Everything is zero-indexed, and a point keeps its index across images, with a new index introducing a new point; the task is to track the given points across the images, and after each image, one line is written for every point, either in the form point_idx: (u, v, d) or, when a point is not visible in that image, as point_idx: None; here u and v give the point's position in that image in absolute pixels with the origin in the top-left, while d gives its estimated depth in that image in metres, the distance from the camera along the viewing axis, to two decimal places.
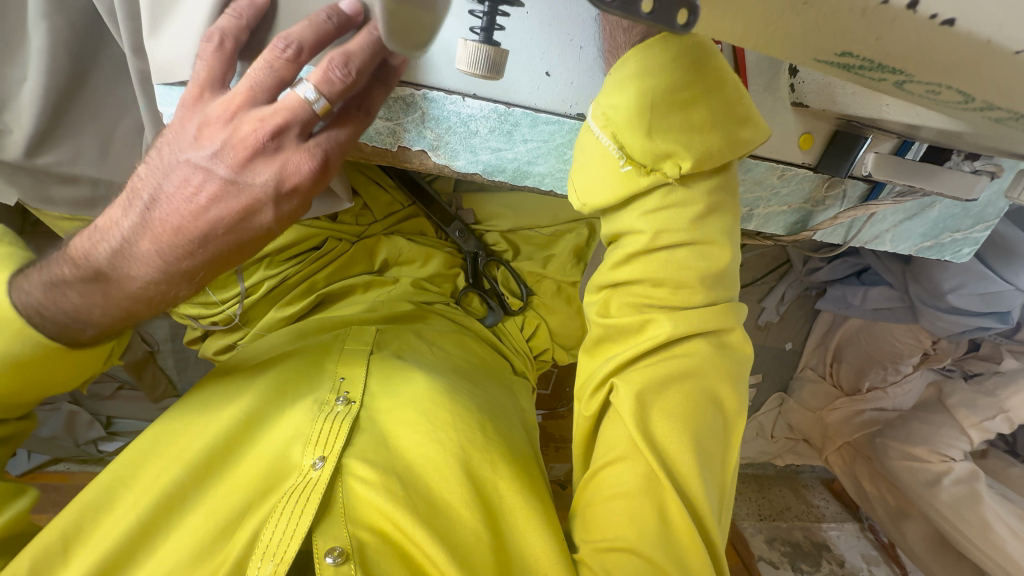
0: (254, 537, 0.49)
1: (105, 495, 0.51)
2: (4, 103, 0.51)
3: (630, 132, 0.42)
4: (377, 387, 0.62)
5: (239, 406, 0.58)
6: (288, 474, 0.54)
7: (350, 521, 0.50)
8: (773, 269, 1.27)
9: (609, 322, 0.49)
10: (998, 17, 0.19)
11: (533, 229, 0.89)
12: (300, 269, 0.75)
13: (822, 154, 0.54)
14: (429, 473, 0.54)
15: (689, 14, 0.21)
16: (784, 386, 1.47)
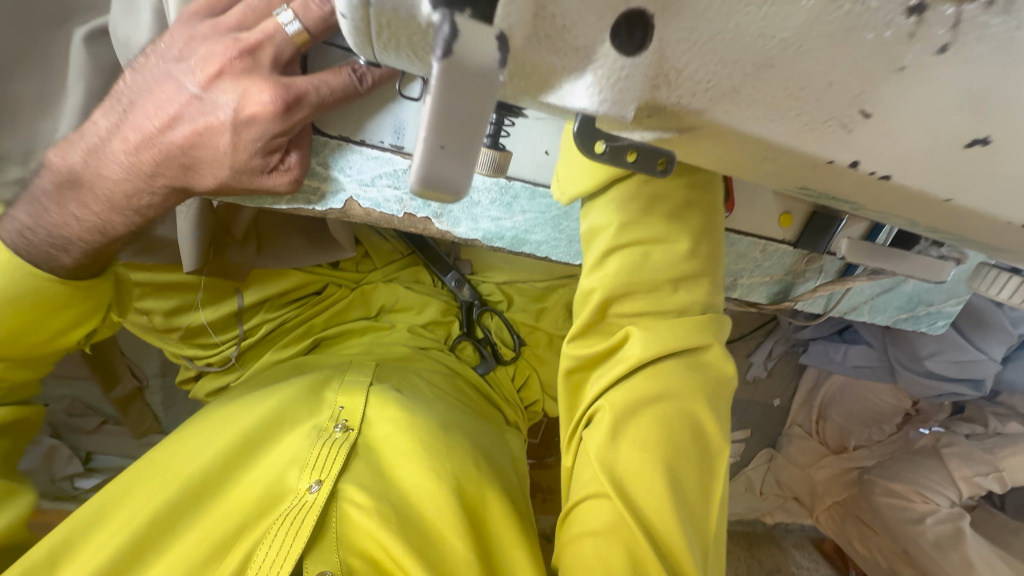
0: (246, 560, 0.49)
1: (94, 513, 0.52)
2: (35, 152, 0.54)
3: None
4: (378, 412, 0.63)
5: (238, 426, 0.59)
6: (283, 498, 0.54)
7: (343, 548, 0.50)
8: (758, 326, 1.31)
9: (581, 349, 0.50)
10: (929, 175, 0.25)
11: (527, 282, 0.91)
12: (299, 313, 0.78)
13: (800, 233, 0.58)
14: (423, 503, 0.54)
15: (665, 163, 0.32)
16: (772, 441, 1.46)
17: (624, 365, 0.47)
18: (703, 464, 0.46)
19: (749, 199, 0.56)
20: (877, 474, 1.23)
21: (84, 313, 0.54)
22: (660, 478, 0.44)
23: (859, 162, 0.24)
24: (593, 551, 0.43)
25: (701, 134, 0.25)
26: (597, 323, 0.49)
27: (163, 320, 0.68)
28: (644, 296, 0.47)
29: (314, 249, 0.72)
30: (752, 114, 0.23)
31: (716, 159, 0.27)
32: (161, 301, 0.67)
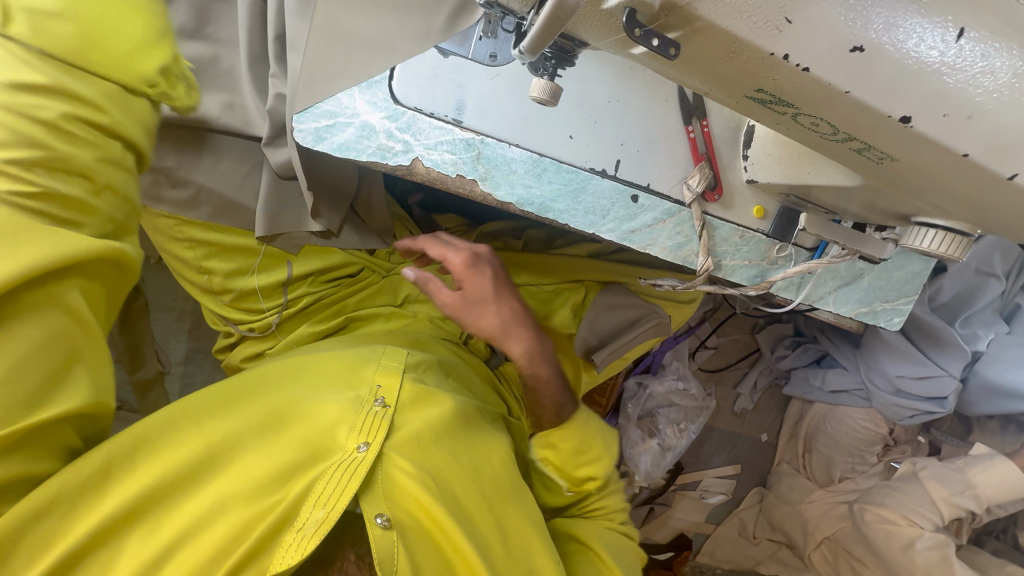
0: (306, 491, 0.56)
1: (168, 423, 0.56)
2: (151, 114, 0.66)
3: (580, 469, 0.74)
4: (412, 399, 0.67)
5: (292, 388, 0.64)
6: (332, 452, 0.60)
7: (389, 500, 0.58)
8: (745, 356, 1.40)
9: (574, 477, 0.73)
10: (836, 73, 0.32)
11: (537, 285, 1.00)
12: (334, 292, 0.86)
13: (773, 223, 0.72)
14: (454, 483, 0.63)
15: (676, 50, 0.33)
16: (762, 480, 1.51)
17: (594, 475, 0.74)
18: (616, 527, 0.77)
19: (728, 189, 0.70)
20: (866, 501, 1.25)
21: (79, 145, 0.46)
22: (616, 573, 0.68)
23: (810, 68, 0.32)
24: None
25: (696, 30, 0.31)
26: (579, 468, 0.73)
27: (221, 280, 0.77)
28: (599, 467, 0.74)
29: (353, 232, 0.82)
30: (724, 12, 0.30)
31: (698, 60, 0.35)
32: (223, 263, 0.77)
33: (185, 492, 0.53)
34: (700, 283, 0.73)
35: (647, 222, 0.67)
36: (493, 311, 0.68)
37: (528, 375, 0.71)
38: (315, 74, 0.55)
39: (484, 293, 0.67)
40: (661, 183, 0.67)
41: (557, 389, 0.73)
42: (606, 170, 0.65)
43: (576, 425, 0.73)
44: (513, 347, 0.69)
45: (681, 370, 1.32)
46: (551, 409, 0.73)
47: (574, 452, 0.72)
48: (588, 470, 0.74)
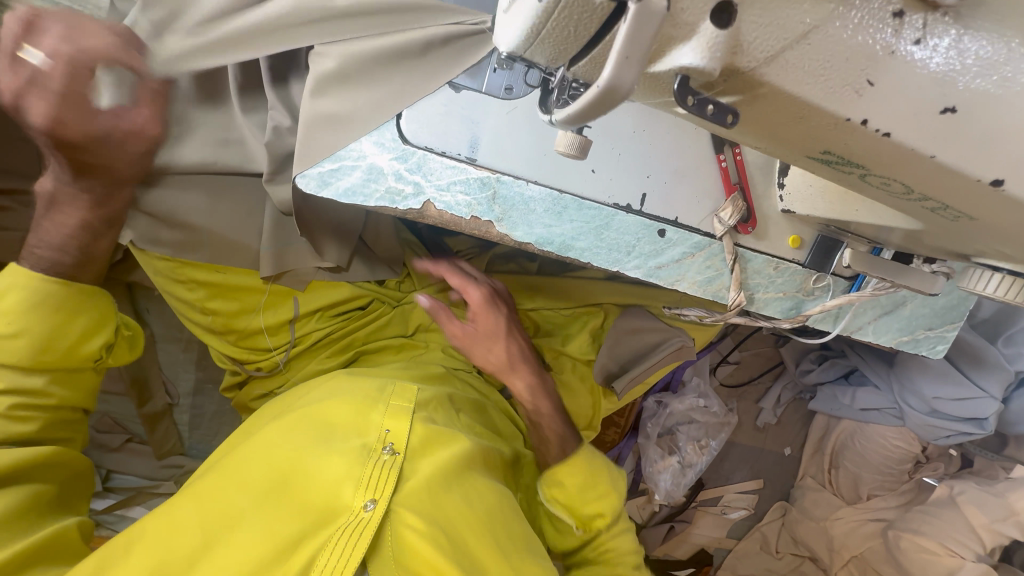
0: (310, 560, 0.53)
1: (162, 512, 0.57)
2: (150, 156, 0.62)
3: (579, 498, 0.73)
4: (421, 444, 0.64)
5: (294, 441, 0.62)
6: (338, 513, 0.57)
7: (399, 564, 0.56)
8: (767, 370, 1.36)
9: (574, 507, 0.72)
10: (921, 136, 0.28)
11: (553, 309, 0.97)
12: (344, 325, 0.82)
13: (810, 254, 0.67)
14: (466, 535, 0.60)
15: (735, 117, 0.29)
16: (786, 495, 1.46)
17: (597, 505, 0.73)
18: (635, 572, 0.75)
19: (761, 218, 0.65)
20: (902, 528, 1.21)
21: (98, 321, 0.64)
22: None
23: (891, 133, 0.27)
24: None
25: (758, 94, 0.27)
26: (579, 494, 0.72)
27: (226, 320, 0.75)
28: (601, 495, 0.73)
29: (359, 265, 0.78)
30: (795, 76, 0.26)
31: (756, 122, 0.30)
32: (228, 303, 0.73)
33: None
34: (731, 316, 0.68)
35: (675, 257, 0.63)
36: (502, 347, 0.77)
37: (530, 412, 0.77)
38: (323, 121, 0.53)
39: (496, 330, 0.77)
40: (690, 216, 0.62)
41: (558, 422, 0.77)
42: (630, 204, 0.60)
43: (580, 463, 0.73)
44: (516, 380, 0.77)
45: (702, 388, 1.27)
46: (554, 442, 0.75)
47: (580, 488, 0.72)
48: (594, 507, 0.73)
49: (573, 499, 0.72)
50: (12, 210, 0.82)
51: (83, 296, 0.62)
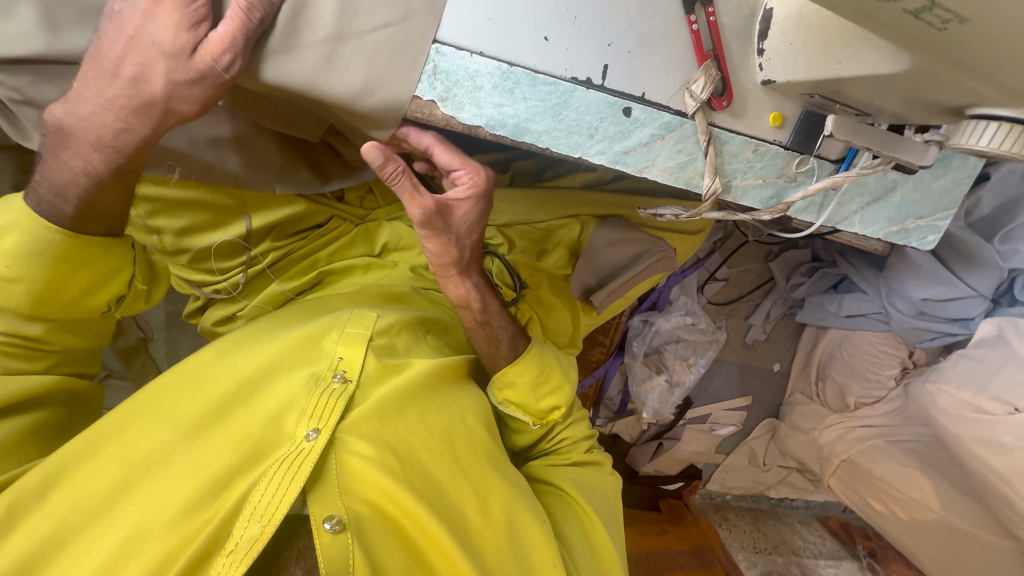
0: (243, 498, 0.51)
1: (89, 445, 0.53)
2: (48, 38, 0.52)
3: (525, 398, 0.72)
4: (377, 373, 0.62)
5: (237, 370, 0.59)
6: (280, 443, 0.55)
7: (344, 494, 0.54)
8: (757, 286, 1.33)
9: (524, 404, 0.72)
10: None
11: (528, 223, 0.90)
12: (304, 244, 0.78)
13: (793, 133, 0.61)
14: (421, 452, 0.59)
15: None
16: (774, 411, 1.48)
17: (557, 410, 0.74)
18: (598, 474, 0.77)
19: (739, 92, 0.58)
20: None
21: (107, 271, 0.60)
22: (593, 515, 0.69)
23: None
24: (570, 529, 0.67)
25: None
26: (532, 401, 0.72)
27: (174, 240, 0.70)
28: (549, 390, 0.73)
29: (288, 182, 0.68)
30: None
31: None
32: (172, 220, 0.68)
33: (114, 513, 0.50)
34: (706, 209, 0.64)
35: (643, 140, 0.57)
36: (466, 243, 0.63)
37: (482, 312, 0.70)
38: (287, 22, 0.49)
39: (470, 225, 0.62)
40: (658, 92, 0.56)
41: (506, 322, 0.73)
42: (591, 79, 0.54)
43: (530, 359, 0.72)
44: (465, 277, 0.66)
45: (690, 306, 1.25)
46: (505, 342, 0.72)
47: (531, 385, 0.71)
48: (550, 400, 0.73)
49: (520, 395, 0.71)
50: None
51: (88, 246, 0.57)
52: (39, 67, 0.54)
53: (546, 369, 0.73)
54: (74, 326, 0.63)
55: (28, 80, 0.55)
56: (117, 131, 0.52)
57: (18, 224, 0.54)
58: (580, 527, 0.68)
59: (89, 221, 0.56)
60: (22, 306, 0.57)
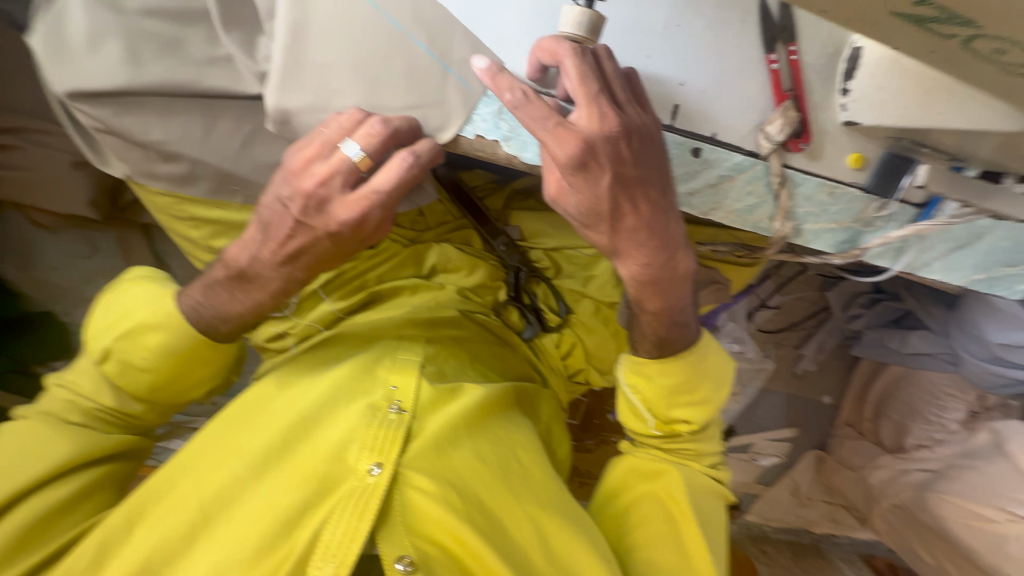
0: (316, 534, 0.55)
1: (168, 480, 0.59)
2: (135, 76, 0.55)
3: (658, 402, 0.66)
4: (431, 400, 0.65)
5: (298, 404, 0.63)
6: (344, 477, 0.59)
7: (411, 533, 0.57)
8: (811, 315, 1.27)
9: (662, 403, 0.65)
10: None
11: (576, 248, 0.88)
12: (356, 265, 0.79)
13: (874, 175, 0.56)
14: (479, 485, 0.62)
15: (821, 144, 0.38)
16: (821, 444, 1.40)
17: (688, 424, 0.67)
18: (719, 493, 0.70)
19: (817, 131, 0.55)
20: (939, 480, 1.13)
21: (220, 367, 0.66)
22: (699, 543, 0.64)
23: None
24: (659, 555, 0.64)
25: None
26: (665, 404, 0.65)
27: None
28: (687, 399, 0.65)
29: None
30: None
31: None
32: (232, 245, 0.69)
33: (194, 548, 0.55)
34: (771, 252, 0.60)
35: (711, 181, 0.55)
36: (602, 231, 0.52)
37: (634, 301, 0.60)
38: (356, 49, 0.52)
39: (598, 208, 0.50)
40: (730, 132, 0.53)
41: (667, 323, 0.61)
42: (660, 118, 0.52)
43: (680, 364, 0.63)
44: (619, 269, 0.56)
45: (736, 333, 1.20)
46: (651, 339, 0.63)
47: (669, 388, 0.64)
48: (683, 412, 0.66)
49: (654, 389, 0.65)
50: (19, 148, 0.80)
51: (209, 349, 0.63)
52: (121, 99, 0.57)
53: (696, 372, 0.64)
54: (164, 406, 0.69)
55: (108, 112, 0.57)
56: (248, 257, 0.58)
57: (162, 325, 0.61)
58: (672, 536, 0.65)
59: (226, 334, 0.63)
60: (139, 390, 0.64)
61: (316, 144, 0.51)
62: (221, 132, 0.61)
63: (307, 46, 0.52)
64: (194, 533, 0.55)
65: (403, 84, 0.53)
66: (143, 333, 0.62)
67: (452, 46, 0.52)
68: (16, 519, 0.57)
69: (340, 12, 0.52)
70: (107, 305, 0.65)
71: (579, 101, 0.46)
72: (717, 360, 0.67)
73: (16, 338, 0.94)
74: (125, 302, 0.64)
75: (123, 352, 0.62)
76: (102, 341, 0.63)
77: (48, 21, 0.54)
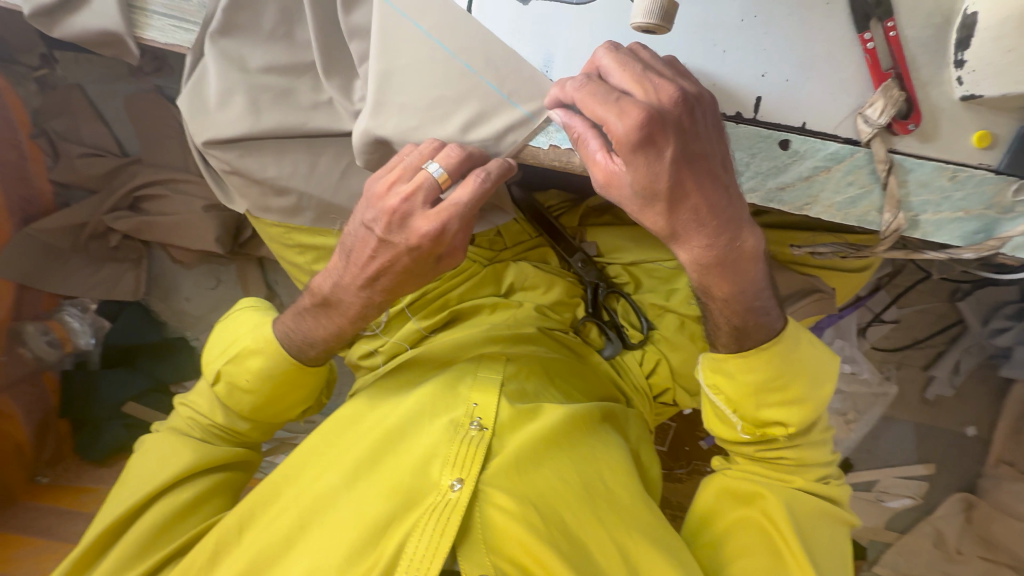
0: (399, 547, 0.56)
1: (273, 489, 0.63)
2: (256, 123, 0.64)
3: (745, 402, 0.60)
4: (511, 419, 0.65)
5: (386, 421, 0.66)
6: (427, 491, 0.60)
7: (491, 552, 0.57)
8: (938, 330, 1.10)
9: (755, 407, 0.59)
10: None
11: (656, 262, 0.85)
12: (438, 285, 0.83)
13: (1007, 154, 0.49)
14: (561, 506, 0.60)
15: None
16: (968, 485, 1.18)
17: (784, 428, 0.60)
18: (834, 518, 0.62)
19: (929, 110, 0.49)
20: None
21: (312, 385, 0.71)
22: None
23: None
24: None
25: None
26: (753, 406, 0.60)
27: None
28: (779, 399, 0.59)
29: None
30: None
31: None
32: None
33: (291, 554, 0.58)
34: (882, 248, 0.54)
35: (804, 174, 0.51)
36: (659, 212, 0.48)
37: (700, 288, 0.55)
38: (425, 85, 0.56)
39: (656, 187, 0.47)
40: (822, 119, 0.50)
41: (738, 310, 0.56)
42: (740, 113, 0.51)
43: (768, 357, 0.57)
44: (678, 253, 0.52)
45: (847, 352, 1.08)
46: (727, 330, 0.58)
47: (757, 386, 0.58)
48: (775, 414, 0.59)
49: (735, 391, 0.60)
50: (168, 196, 0.96)
51: (299, 370, 0.68)
52: (244, 144, 0.66)
53: (789, 367, 0.58)
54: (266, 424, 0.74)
55: (234, 155, 0.66)
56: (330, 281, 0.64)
57: (261, 350, 0.67)
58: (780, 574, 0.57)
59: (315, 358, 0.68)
60: (244, 410, 0.70)
61: (399, 169, 0.56)
62: (323, 166, 0.68)
63: (391, 91, 0.56)
64: (292, 540, 0.59)
65: (469, 112, 0.56)
66: (247, 357, 0.68)
67: (520, 84, 0.55)
68: (149, 519, 0.65)
69: (407, 54, 0.55)
70: (223, 330, 0.73)
71: (629, 86, 0.46)
72: (815, 350, 0.60)
73: (157, 358, 1.10)
74: (238, 328, 0.71)
75: (231, 374, 0.69)
76: (215, 364, 0.70)
77: (191, 83, 0.65)
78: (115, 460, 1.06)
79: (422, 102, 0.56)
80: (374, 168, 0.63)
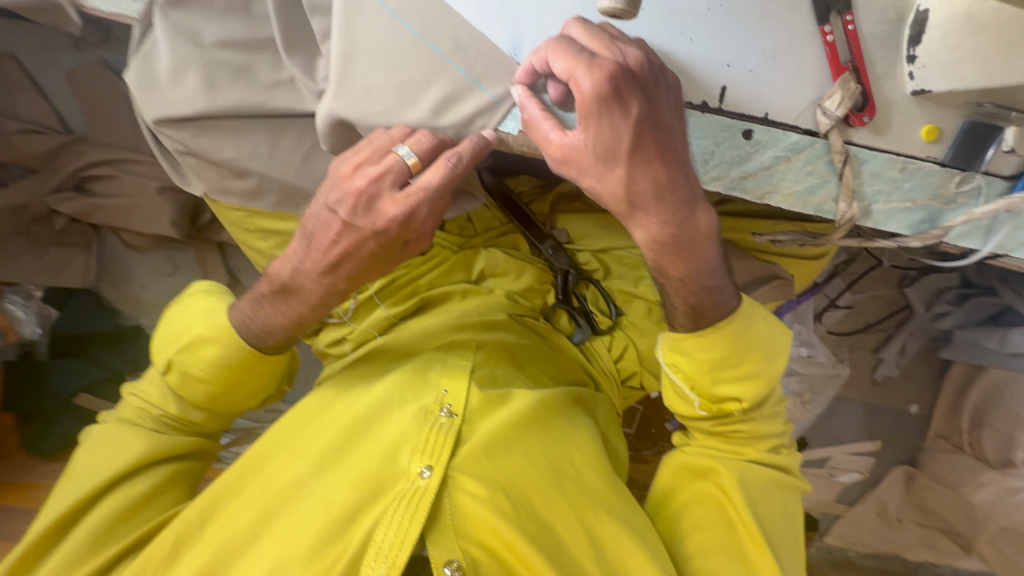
0: (368, 535, 0.56)
1: (237, 479, 0.62)
2: (211, 101, 0.61)
3: (700, 378, 0.61)
4: (480, 404, 0.66)
5: (354, 409, 0.65)
6: (396, 479, 0.60)
7: (461, 537, 0.58)
8: (887, 315, 1.17)
9: (712, 386, 0.61)
10: None
11: (626, 249, 0.87)
12: (406, 271, 0.82)
13: (952, 147, 0.51)
14: (529, 489, 0.61)
15: None
16: (909, 459, 1.26)
17: (738, 402, 0.62)
18: (785, 485, 0.65)
19: (884, 103, 0.51)
20: None
21: (273, 373, 0.69)
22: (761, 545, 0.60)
23: None
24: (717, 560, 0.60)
25: None
26: (709, 384, 0.62)
27: None
28: (735, 376, 0.61)
29: None
30: None
31: None
32: None
33: (257, 545, 0.58)
34: (837, 236, 0.56)
35: (765, 163, 0.53)
36: (618, 176, 0.49)
37: (655, 267, 0.57)
38: (390, 68, 0.54)
39: (616, 147, 0.48)
40: (784, 110, 0.51)
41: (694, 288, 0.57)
42: (707, 102, 0.51)
43: (722, 333, 0.59)
44: (635, 230, 0.53)
45: (804, 336, 1.13)
46: (683, 310, 0.59)
47: (712, 363, 0.60)
48: (729, 389, 0.61)
49: (693, 370, 0.61)
50: (117, 177, 0.90)
51: (257, 359, 0.66)
52: (198, 122, 0.63)
53: (743, 343, 0.60)
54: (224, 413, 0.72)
55: (188, 134, 0.63)
56: (291, 265, 0.62)
57: (218, 338, 0.65)
58: (733, 544, 0.61)
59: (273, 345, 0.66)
60: (199, 399, 0.68)
61: (367, 151, 0.54)
62: (285, 148, 0.66)
63: (355, 73, 0.55)
64: (257, 530, 0.58)
65: (435, 98, 0.55)
66: (202, 345, 0.66)
67: (489, 68, 0.54)
68: (100, 513, 0.62)
69: (374, 34, 0.54)
70: (175, 317, 0.69)
71: (599, 50, 0.46)
72: (767, 323, 0.62)
73: (109, 348, 1.05)
74: (191, 315, 0.68)
75: (185, 363, 0.66)
76: (166, 352, 0.68)
77: (140, 57, 0.61)
78: (66, 454, 1.01)
79: (387, 86, 0.55)
80: (338, 150, 0.61)
